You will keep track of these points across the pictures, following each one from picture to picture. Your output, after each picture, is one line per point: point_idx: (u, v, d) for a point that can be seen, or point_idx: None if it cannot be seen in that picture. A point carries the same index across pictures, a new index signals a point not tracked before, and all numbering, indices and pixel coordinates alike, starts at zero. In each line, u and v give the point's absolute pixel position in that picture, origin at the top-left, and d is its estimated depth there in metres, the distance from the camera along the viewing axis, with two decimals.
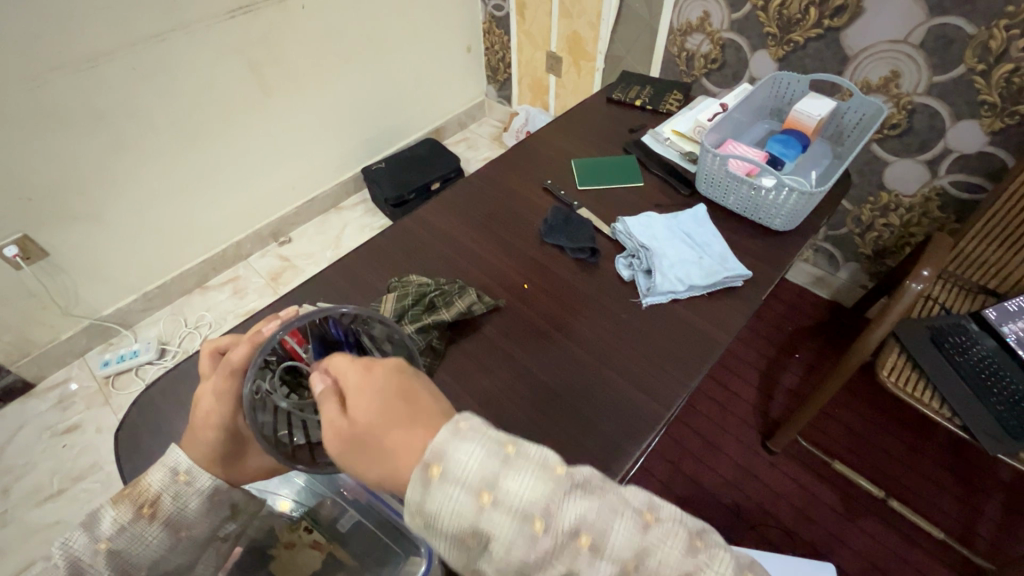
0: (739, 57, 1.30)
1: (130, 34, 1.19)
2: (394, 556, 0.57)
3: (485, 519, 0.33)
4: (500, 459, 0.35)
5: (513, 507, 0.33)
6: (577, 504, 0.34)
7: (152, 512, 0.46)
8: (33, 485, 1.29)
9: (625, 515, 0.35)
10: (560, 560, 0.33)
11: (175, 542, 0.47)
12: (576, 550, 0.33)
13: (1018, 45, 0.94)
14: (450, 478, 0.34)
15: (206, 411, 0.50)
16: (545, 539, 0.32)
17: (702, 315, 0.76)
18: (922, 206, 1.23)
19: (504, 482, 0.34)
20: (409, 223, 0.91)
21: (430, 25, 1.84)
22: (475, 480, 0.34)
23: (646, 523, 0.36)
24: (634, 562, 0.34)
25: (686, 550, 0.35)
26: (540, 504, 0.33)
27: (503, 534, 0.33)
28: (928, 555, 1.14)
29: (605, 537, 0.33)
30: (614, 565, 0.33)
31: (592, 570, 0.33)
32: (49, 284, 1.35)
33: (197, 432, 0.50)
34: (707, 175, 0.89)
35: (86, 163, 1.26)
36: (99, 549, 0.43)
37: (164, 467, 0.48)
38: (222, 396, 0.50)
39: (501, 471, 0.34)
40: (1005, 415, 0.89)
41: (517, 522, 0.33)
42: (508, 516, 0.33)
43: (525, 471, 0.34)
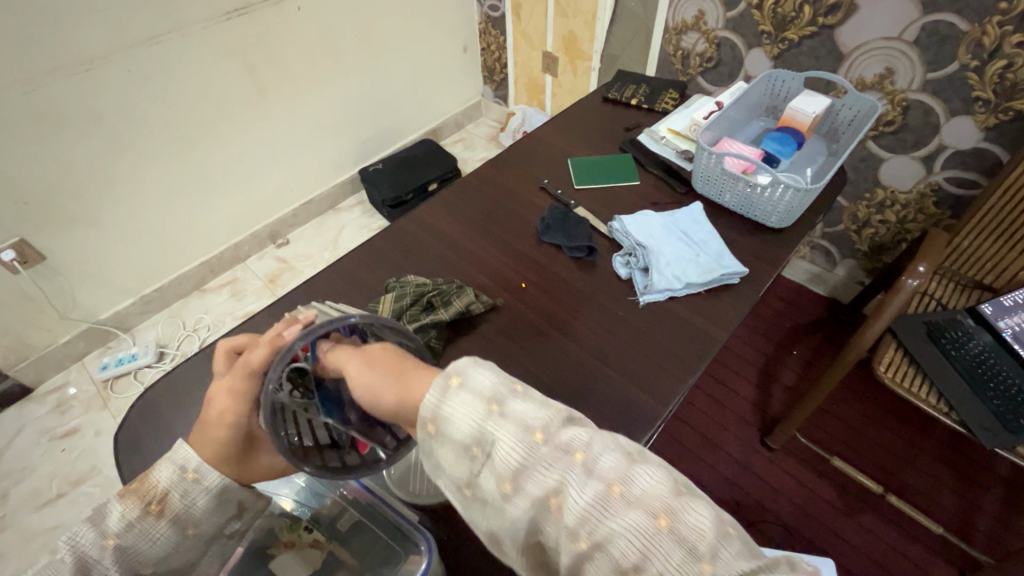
0: (735, 55, 1.30)
1: (126, 38, 1.19)
2: (395, 555, 0.56)
3: (491, 424, 0.36)
4: (512, 385, 0.40)
5: (515, 417, 0.37)
6: (575, 429, 0.37)
7: (159, 509, 0.47)
8: (33, 489, 1.29)
9: (615, 446, 0.36)
10: (551, 469, 0.35)
11: (182, 540, 0.48)
12: (567, 462, 0.35)
13: (1012, 42, 0.94)
14: (465, 388, 0.39)
15: (219, 410, 0.51)
16: (540, 447, 0.35)
17: (698, 312, 0.77)
18: (918, 202, 1.24)
19: (512, 398, 0.38)
20: (406, 224, 0.91)
21: (425, 26, 1.84)
22: (484, 391, 0.38)
23: (636, 458, 0.36)
24: (618, 486, 0.34)
25: (674, 489, 0.34)
26: (541, 419, 0.36)
27: (503, 438, 0.36)
28: (926, 549, 1.14)
29: (595, 457, 0.35)
30: (599, 482, 0.34)
31: (577, 483, 0.34)
32: (47, 287, 1.35)
33: (209, 431, 0.50)
34: (703, 173, 0.89)
35: (83, 166, 1.26)
36: (106, 545, 0.45)
37: (173, 463, 0.49)
38: (238, 396, 0.51)
39: (511, 391, 0.39)
40: (1002, 409, 0.89)
41: (518, 429, 0.36)
42: (511, 422, 0.36)
43: (532, 396, 0.39)
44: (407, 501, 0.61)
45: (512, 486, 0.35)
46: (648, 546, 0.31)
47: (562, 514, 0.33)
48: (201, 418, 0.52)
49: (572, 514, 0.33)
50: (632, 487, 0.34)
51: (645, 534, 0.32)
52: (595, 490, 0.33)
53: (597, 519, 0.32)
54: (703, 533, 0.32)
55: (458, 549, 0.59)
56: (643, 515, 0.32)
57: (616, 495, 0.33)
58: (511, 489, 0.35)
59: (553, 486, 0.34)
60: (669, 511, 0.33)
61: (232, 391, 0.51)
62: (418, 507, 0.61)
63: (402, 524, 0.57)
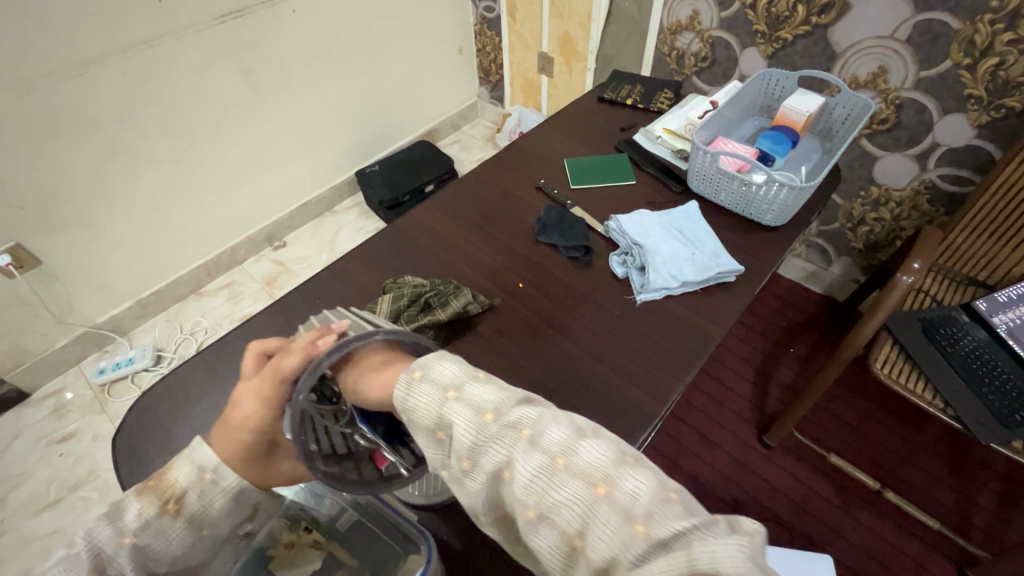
0: (729, 55, 1.31)
1: (121, 41, 1.19)
2: (392, 557, 0.56)
3: (447, 409, 0.42)
4: (471, 375, 0.45)
5: (469, 401, 0.42)
6: (525, 409, 0.41)
7: (177, 509, 0.47)
8: (30, 494, 1.28)
9: (564, 421, 0.40)
10: (501, 445, 0.39)
11: (197, 539, 0.48)
12: (515, 437, 0.39)
13: (1003, 40, 0.95)
14: (426, 379, 0.46)
15: (245, 414, 0.52)
16: (491, 426, 0.40)
17: (695, 310, 0.77)
18: (912, 200, 1.24)
19: (467, 385, 0.43)
20: (403, 225, 0.91)
21: (420, 28, 1.84)
22: (444, 380, 0.44)
23: (586, 433, 0.39)
24: (563, 458, 0.37)
25: (615, 459, 0.37)
26: (493, 403, 0.41)
27: (459, 421, 0.41)
28: (924, 545, 1.15)
29: (540, 432, 0.39)
30: (542, 454, 0.37)
31: (523, 455, 0.37)
32: (43, 292, 1.34)
33: (232, 433, 0.51)
34: (698, 172, 0.90)
35: (80, 170, 1.26)
36: (123, 543, 0.45)
37: (192, 463, 0.49)
38: (266, 400, 0.53)
39: (469, 380, 0.44)
40: (997, 404, 0.90)
41: (471, 412, 0.41)
42: (465, 406, 0.42)
43: (488, 382, 0.44)
44: (406, 502, 0.62)
45: (470, 464, 0.40)
46: (586, 511, 0.34)
47: (512, 486, 0.38)
48: (225, 419, 0.53)
49: (519, 485, 0.37)
50: (576, 459, 0.37)
51: (584, 501, 0.35)
52: (539, 462, 0.37)
53: (541, 488, 0.36)
54: (638, 499, 0.34)
55: (462, 549, 0.59)
56: (582, 484, 0.35)
57: (558, 465, 0.36)
58: (470, 466, 0.40)
59: (504, 460, 0.39)
60: (607, 480, 0.35)
61: (259, 395, 0.53)
62: (416, 506, 0.62)
63: (402, 523, 0.57)
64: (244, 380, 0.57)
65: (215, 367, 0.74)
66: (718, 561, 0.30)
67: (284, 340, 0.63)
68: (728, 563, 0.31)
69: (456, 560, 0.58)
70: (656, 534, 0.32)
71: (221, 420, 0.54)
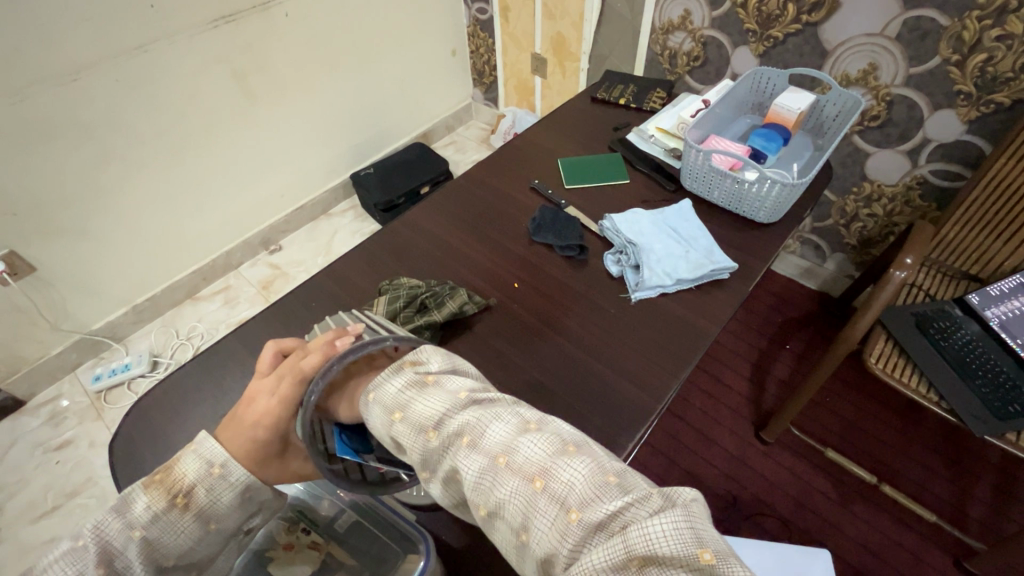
0: (721, 54, 1.32)
1: (112, 47, 1.19)
2: (389, 556, 0.56)
3: (397, 428, 0.47)
4: (417, 389, 0.48)
5: (413, 416, 0.46)
6: (467, 414, 0.45)
7: (185, 503, 0.47)
8: (27, 502, 1.28)
9: (503, 421, 0.44)
10: (449, 455, 0.43)
11: (204, 534, 0.48)
12: (458, 445, 0.43)
13: (991, 36, 0.96)
14: (377, 399, 0.49)
15: (262, 411, 0.53)
16: (434, 440, 0.44)
17: (689, 307, 0.78)
18: (904, 195, 1.25)
19: (411, 403, 0.47)
20: (398, 227, 0.91)
21: (413, 30, 1.84)
22: (390, 402, 0.48)
23: (526, 429, 0.43)
24: (503, 457, 0.41)
25: (551, 453, 0.40)
26: (434, 417, 0.45)
27: (409, 437, 0.46)
28: (921, 538, 1.16)
29: (480, 436, 0.42)
30: (483, 456, 0.41)
31: (466, 462, 0.42)
32: (38, 299, 1.34)
33: (246, 428, 0.52)
34: (691, 171, 0.91)
35: (73, 175, 1.26)
36: (132, 536, 0.45)
37: (200, 458, 0.49)
38: (286, 398, 0.53)
39: (414, 396, 0.48)
40: (989, 397, 0.91)
41: (417, 429, 0.45)
42: (411, 425, 0.46)
43: (430, 394, 0.47)
44: (407, 502, 0.62)
45: (430, 472, 0.45)
46: (526, 505, 0.38)
47: (464, 488, 0.42)
48: (240, 415, 0.54)
49: (467, 489, 0.41)
50: (515, 456, 0.41)
51: (524, 496, 0.39)
52: (481, 464, 0.41)
53: (486, 487, 0.40)
54: (571, 487, 0.38)
55: (463, 546, 0.59)
56: (522, 480, 0.39)
57: (499, 464, 0.40)
58: (430, 473, 0.45)
59: (454, 467, 0.43)
60: (543, 473, 0.39)
61: (278, 392, 0.54)
62: (416, 507, 0.62)
63: (401, 523, 0.57)
64: (259, 378, 0.58)
65: (213, 370, 0.74)
66: (648, 536, 0.34)
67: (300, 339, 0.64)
68: (660, 536, 0.33)
69: (455, 559, 0.58)
70: (591, 518, 0.36)
71: (234, 418, 0.54)
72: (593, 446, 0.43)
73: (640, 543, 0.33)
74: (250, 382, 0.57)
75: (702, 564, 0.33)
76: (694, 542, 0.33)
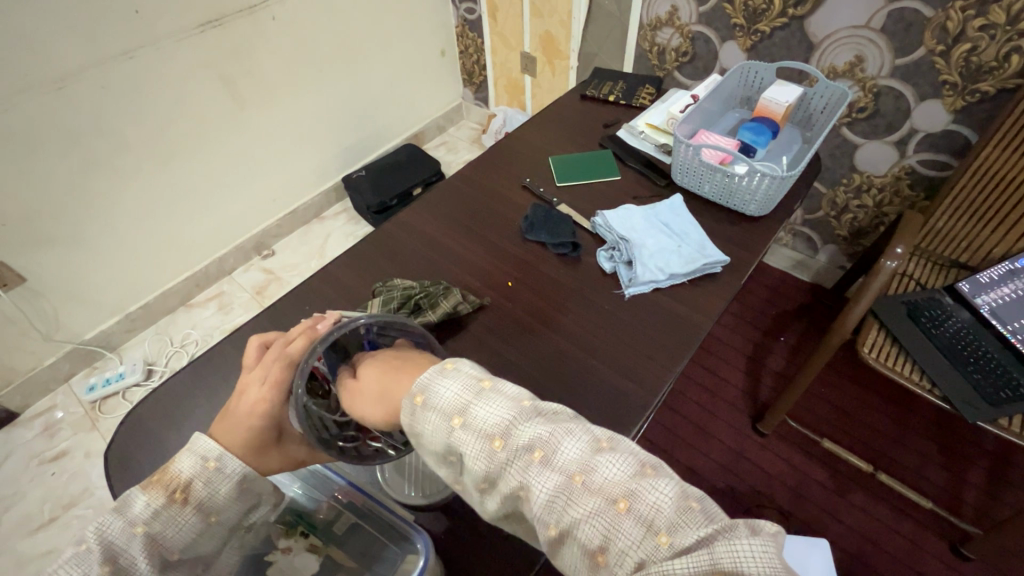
0: (709, 49, 1.32)
1: (96, 53, 1.18)
2: (387, 551, 0.57)
3: (456, 436, 0.44)
4: (474, 393, 0.46)
5: (474, 425, 0.44)
6: (535, 427, 0.42)
7: (184, 497, 0.47)
8: (23, 515, 1.27)
9: (578, 439, 0.41)
10: (516, 469, 0.41)
11: (205, 528, 0.48)
12: (528, 460, 0.41)
13: (974, 25, 0.97)
14: (429, 405, 0.46)
15: (254, 401, 0.54)
16: (501, 452, 0.42)
17: (683, 301, 0.78)
18: (893, 185, 1.26)
19: (471, 408, 0.44)
20: (390, 228, 0.91)
21: (401, 33, 1.84)
22: (449, 408, 0.45)
23: (601, 448, 0.41)
24: (580, 475, 0.39)
25: (631, 474, 0.39)
26: (499, 426, 0.43)
27: (471, 447, 0.43)
28: (918, 525, 1.17)
29: (554, 453, 0.40)
30: (559, 473, 0.39)
31: (539, 478, 0.40)
32: (29, 310, 1.33)
33: (240, 420, 0.53)
34: (681, 166, 0.91)
35: (61, 184, 1.25)
36: (135, 533, 0.45)
37: (195, 454, 0.50)
38: (274, 387, 0.56)
39: (472, 402, 0.45)
40: (981, 382, 0.92)
41: (481, 439, 0.43)
42: (474, 433, 0.43)
43: (490, 400, 0.44)
44: (404, 504, 0.62)
45: (489, 484, 0.43)
46: (608, 525, 0.37)
47: (531, 505, 0.40)
48: (232, 409, 0.55)
49: (538, 505, 0.39)
50: (593, 475, 0.39)
51: (608, 517, 0.37)
52: (557, 481, 0.39)
53: (560, 506, 0.39)
54: (658, 509, 0.37)
55: (462, 542, 0.59)
56: (603, 501, 0.38)
57: (576, 483, 0.39)
58: (489, 485, 0.43)
59: (522, 483, 0.41)
60: (628, 494, 0.38)
61: (268, 379, 0.56)
62: (414, 507, 0.62)
63: (399, 523, 0.57)
64: (245, 370, 0.59)
65: (207, 376, 0.73)
66: (737, 555, 0.33)
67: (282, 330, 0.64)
68: (750, 558, 0.33)
69: (454, 558, 0.58)
70: (681, 542, 0.35)
71: (226, 413, 0.55)
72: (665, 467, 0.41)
73: (727, 558, 0.33)
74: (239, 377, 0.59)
75: None
76: (783, 569, 0.33)
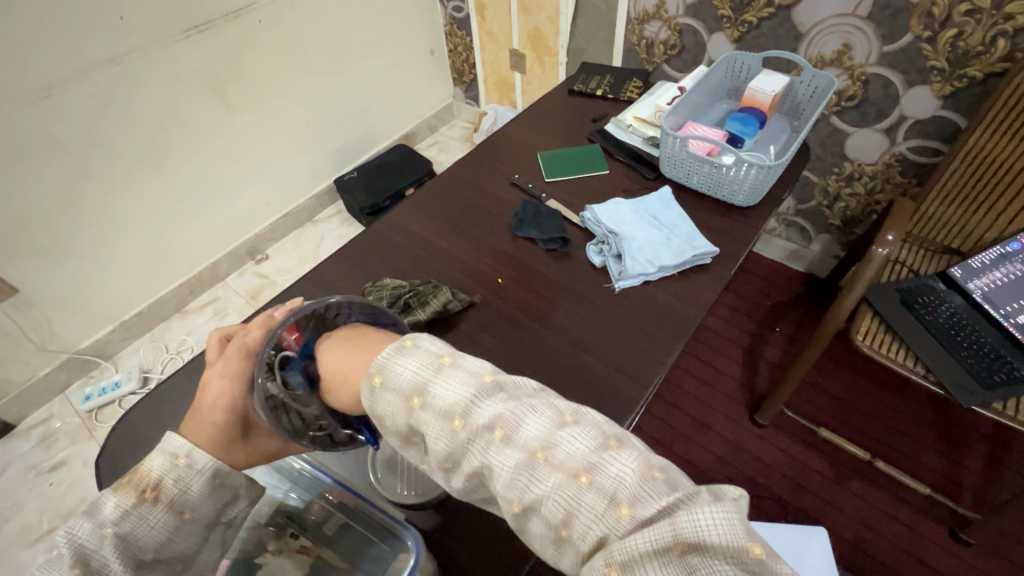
0: (697, 41, 1.32)
1: (82, 61, 1.18)
2: (373, 546, 0.58)
3: (416, 416, 0.44)
4: (435, 370, 0.45)
5: (434, 404, 0.43)
6: (496, 405, 0.41)
7: (156, 495, 0.47)
8: (22, 526, 1.26)
9: (540, 414, 0.40)
10: (477, 448, 0.40)
11: (180, 525, 0.47)
12: (488, 439, 0.40)
13: (960, 11, 0.97)
14: (388, 385, 0.46)
15: (216, 395, 0.54)
16: (462, 431, 0.41)
17: (673, 293, 0.78)
18: (884, 172, 1.26)
19: (430, 387, 0.44)
20: (380, 229, 0.91)
21: (389, 32, 1.84)
22: (408, 388, 0.45)
23: (564, 423, 0.40)
24: (542, 451, 0.38)
25: (593, 447, 0.38)
26: (460, 405, 0.42)
27: (431, 427, 0.43)
28: (916, 511, 1.17)
29: (515, 430, 0.39)
30: (520, 451, 0.38)
31: (499, 457, 0.39)
32: (22, 320, 1.33)
33: (206, 415, 0.53)
34: (669, 158, 0.91)
35: (50, 193, 1.24)
36: (106, 534, 0.45)
37: (164, 452, 0.49)
38: (236, 377, 0.56)
39: (431, 381, 0.45)
40: (976, 366, 0.92)
41: (442, 419, 0.42)
42: (434, 412, 0.43)
43: (449, 377, 0.44)
44: (395, 503, 0.62)
45: (452, 464, 0.42)
46: (570, 501, 0.36)
47: (495, 483, 0.39)
48: (197, 405, 0.55)
49: (500, 484, 0.39)
50: (555, 451, 0.38)
51: (569, 494, 0.36)
52: (519, 459, 0.38)
53: (523, 483, 0.38)
54: (620, 482, 0.36)
55: (451, 537, 0.59)
56: (565, 476, 0.37)
57: (537, 459, 0.38)
58: (452, 464, 0.43)
59: (484, 462, 0.40)
60: (589, 468, 0.36)
61: (229, 372, 0.56)
62: (405, 506, 0.62)
63: (388, 523, 0.57)
64: (209, 363, 0.59)
65: (197, 380, 0.73)
66: (698, 524, 0.32)
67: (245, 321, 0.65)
68: (711, 526, 0.32)
69: (448, 555, 0.58)
70: (642, 514, 0.34)
71: (191, 411, 0.55)
72: (632, 437, 0.40)
73: (688, 527, 0.32)
74: (202, 370, 0.59)
75: (751, 557, 0.32)
76: (745, 535, 0.32)
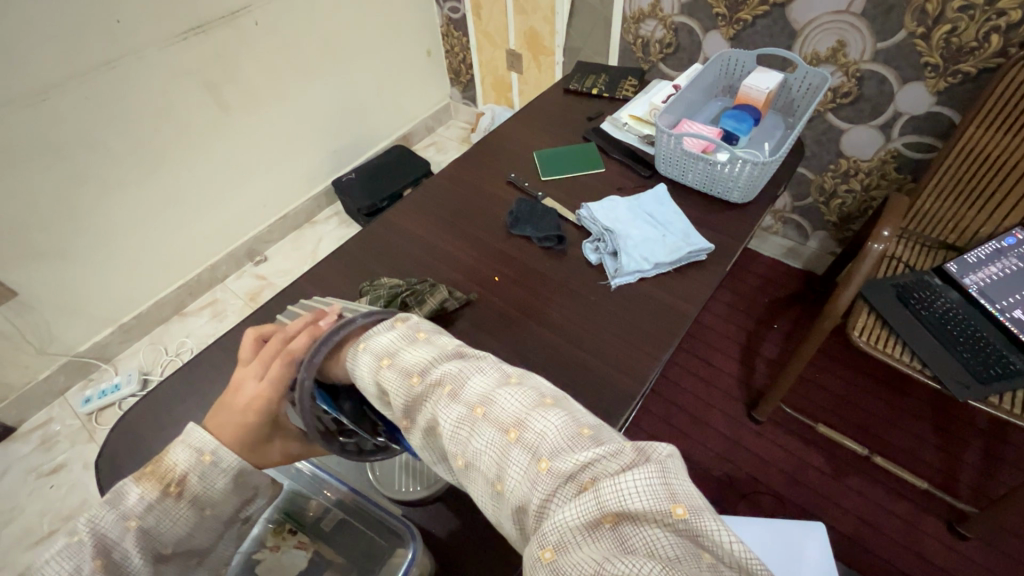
0: (692, 39, 1.32)
1: (80, 64, 1.18)
2: (376, 544, 0.58)
3: (383, 373, 0.51)
4: (409, 342, 0.54)
5: (401, 364, 0.51)
6: (450, 366, 0.50)
7: (179, 491, 0.47)
8: (22, 530, 1.27)
9: (485, 375, 0.48)
10: (429, 403, 0.48)
11: (201, 520, 0.48)
12: (438, 394, 0.48)
13: (953, 7, 0.97)
14: (367, 348, 0.54)
15: (253, 396, 0.53)
16: (418, 385, 0.49)
17: (670, 290, 0.78)
18: (879, 169, 1.27)
19: (400, 351, 0.52)
20: (377, 228, 0.91)
21: (385, 33, 1.84)
22: (380, 350, 0.53)
23: (505, 384, 0.47)
24: (480, 408, 0.45)
25: (527, 405, 0.45)
26: (419, 365, 0.50)
27: (394, 384, 0.50)
28: (915, 506, 1.17)
29: (460, 387, 0.47)
30: (462, 407, 0.46)
31: (446, 410, 0.46)
32: (21, 323, 1.33)
33: (238, 415, 0.52)
34: (665, 156, 0.91)
35: (49, 196, 1.24)
36: (129, 527, 0.45)
37: (190, 447, 0.49)
38: (275, 381, 0.54)
39: (404, 347, 0.53)
40: (971, 362, 0.93)
41: (403, 376, 0.50)
42: (398, 370, 0.50)
43: (418, 346, 0.52)
44: (398, 500, 0.63)
45: (410, 421, 0.49)
46: (501, 454, 0.43)
47: (443, 438, 0.46)
48: (229, 402, 0.54)
49: (446, 436, 0.45)
50: (491, 407, 0.45)
51: (500, 444, 0.43)
52: (460, 413, 0.46)
53: (464, 436, 0.45)
54: (543, 438, 0.42)
55: (452, 534, 0.59)
56: (497, 431, 0.44)
57: (477, 415, 0.45)
58: (410, 422, 0.49)
59: (434, 415, 0.47)
60: (517, 425, 0.43)
61: (267, 374, 0.55)
62: (406, 503, 0.62)
63: (390, 520, 0.58)
64: (243, 363, 0.58)
65: (198, 380, 0.74)
66: (621, 491, 0.36)
67: (281, 323, 0.63)
68: (631, 491, 0.36)
69: (449, 553, 0.58)
70: (559, 467, 0.40)
71: (223, 406, 0.54)
72: (569, 403, 0.47)
73: (613, 498, 0.36)
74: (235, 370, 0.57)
75: (674, 517, 0.36)
76: (667, 498, 0.36)
